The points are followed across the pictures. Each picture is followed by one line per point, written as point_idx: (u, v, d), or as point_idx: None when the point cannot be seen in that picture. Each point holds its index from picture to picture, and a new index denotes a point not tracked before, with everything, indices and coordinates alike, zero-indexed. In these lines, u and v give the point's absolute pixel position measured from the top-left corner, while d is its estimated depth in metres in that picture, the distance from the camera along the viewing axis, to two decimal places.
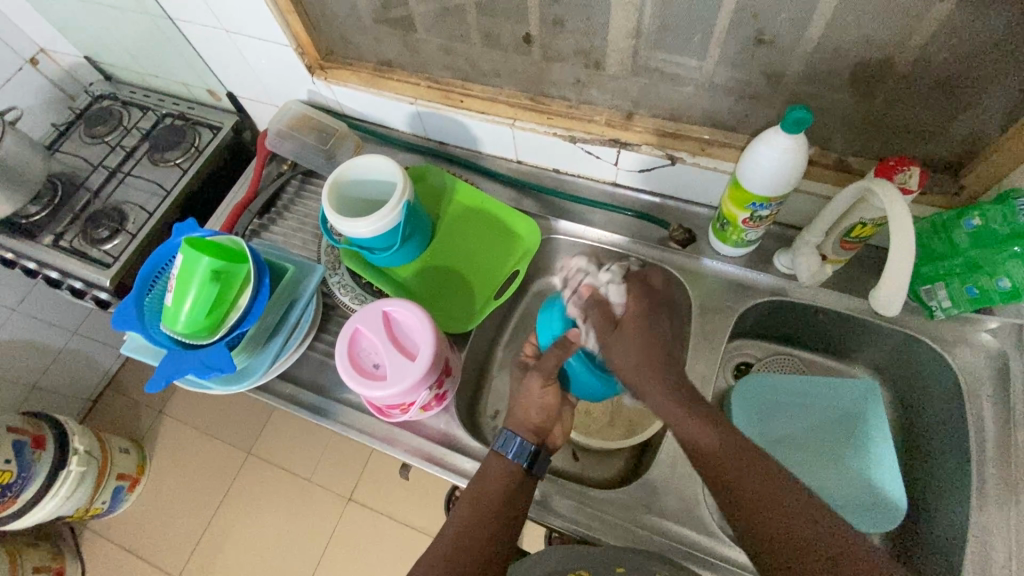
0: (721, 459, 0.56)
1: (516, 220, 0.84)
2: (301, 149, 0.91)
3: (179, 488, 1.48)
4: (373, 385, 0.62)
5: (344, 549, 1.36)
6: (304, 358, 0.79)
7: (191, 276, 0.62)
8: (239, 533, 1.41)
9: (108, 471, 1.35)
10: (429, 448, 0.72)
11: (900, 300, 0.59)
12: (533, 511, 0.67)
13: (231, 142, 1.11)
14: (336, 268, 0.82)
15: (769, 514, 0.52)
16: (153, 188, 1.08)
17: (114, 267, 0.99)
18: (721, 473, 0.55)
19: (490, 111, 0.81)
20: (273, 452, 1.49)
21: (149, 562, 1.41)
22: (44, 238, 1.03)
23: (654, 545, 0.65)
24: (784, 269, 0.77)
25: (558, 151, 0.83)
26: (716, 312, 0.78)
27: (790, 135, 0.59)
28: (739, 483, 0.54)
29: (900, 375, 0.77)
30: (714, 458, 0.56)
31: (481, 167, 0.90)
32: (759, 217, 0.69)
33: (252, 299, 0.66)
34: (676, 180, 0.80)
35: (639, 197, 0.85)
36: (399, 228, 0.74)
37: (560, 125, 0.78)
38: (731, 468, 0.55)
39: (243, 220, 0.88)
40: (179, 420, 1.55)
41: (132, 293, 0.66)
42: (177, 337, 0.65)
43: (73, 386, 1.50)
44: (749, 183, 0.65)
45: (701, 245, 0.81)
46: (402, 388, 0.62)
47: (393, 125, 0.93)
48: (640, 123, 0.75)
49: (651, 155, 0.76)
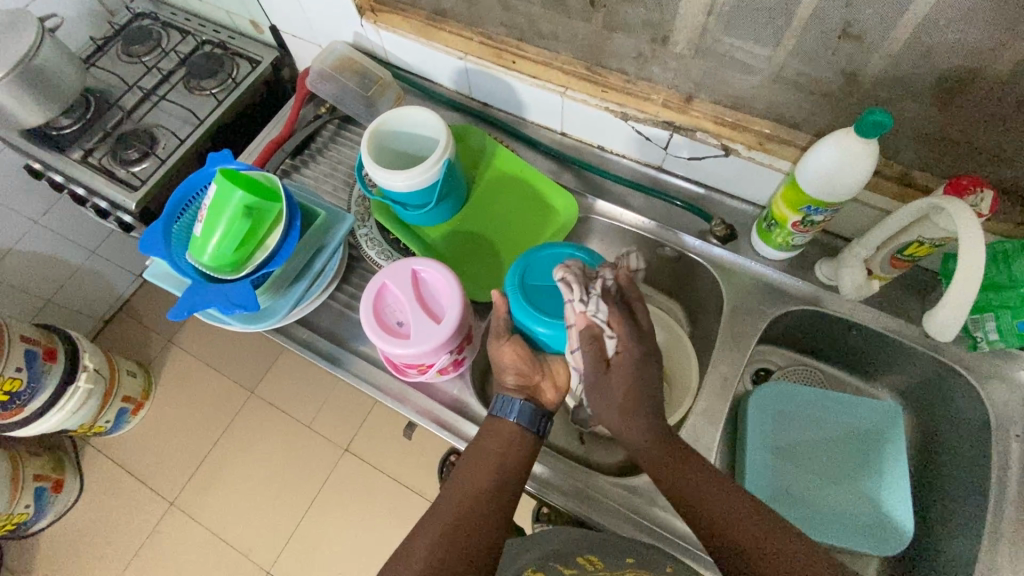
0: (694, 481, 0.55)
1: (554, 194, 0.81)
2: (341, 93, 0.89)
3: (182, 417, 1.50)
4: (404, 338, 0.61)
5: (335, 498, 1.39)
6: (323, 306, 0.78)
7: (222, 208, 0.61)
8: (233, 468, 1.43)
9: (114, 391, 1.38)
10: (439, 411, 0.71)
11: (960, 312, 0.56)
12: (537, 488, 0.67)
13: (268, 77, 1.08)
14: (365, 221, 0.81)
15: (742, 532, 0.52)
16: (186, 116, 1.06)
17: (140, 191, 0.98)
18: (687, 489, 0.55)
19: (542, 77, 0.78)
20: (277, 394, 1.50)
21: (146, 484, 1.44)
22: (74, 153, 1.02)
23: (655, 538, 0.64)
24: (825, 279, 0.74)
25: (606, 127, 0.79)
26: (748, 314, 0.75)
27: (864, 138, 0.56)
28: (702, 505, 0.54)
29: (924, 402, 0.76)
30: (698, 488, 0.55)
31: (523, 135, 0.87)
32: (811, 221, 0.66)
33: (281, 240, 0.65)
34: (725, 173, 0.76)
35: (683, 186, 0.82)
36: (435, 187, 0.71)
37: (614, 100, 0.75)
38: (696, 487, 0.55)
39: (275, 159, 0.87)
40: (188, 351, 1.56)
41: (161, 217, 0.64)
42: (202, 269, 0.63)
43: (88, 304, 1.52)
44: (808, 186, 0.62)
45: (741, 244, 0.78)
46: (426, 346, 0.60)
47: (438, 80, 0.90)
48: (698, 108, 0.71)
49: (704, 143, 0.72)
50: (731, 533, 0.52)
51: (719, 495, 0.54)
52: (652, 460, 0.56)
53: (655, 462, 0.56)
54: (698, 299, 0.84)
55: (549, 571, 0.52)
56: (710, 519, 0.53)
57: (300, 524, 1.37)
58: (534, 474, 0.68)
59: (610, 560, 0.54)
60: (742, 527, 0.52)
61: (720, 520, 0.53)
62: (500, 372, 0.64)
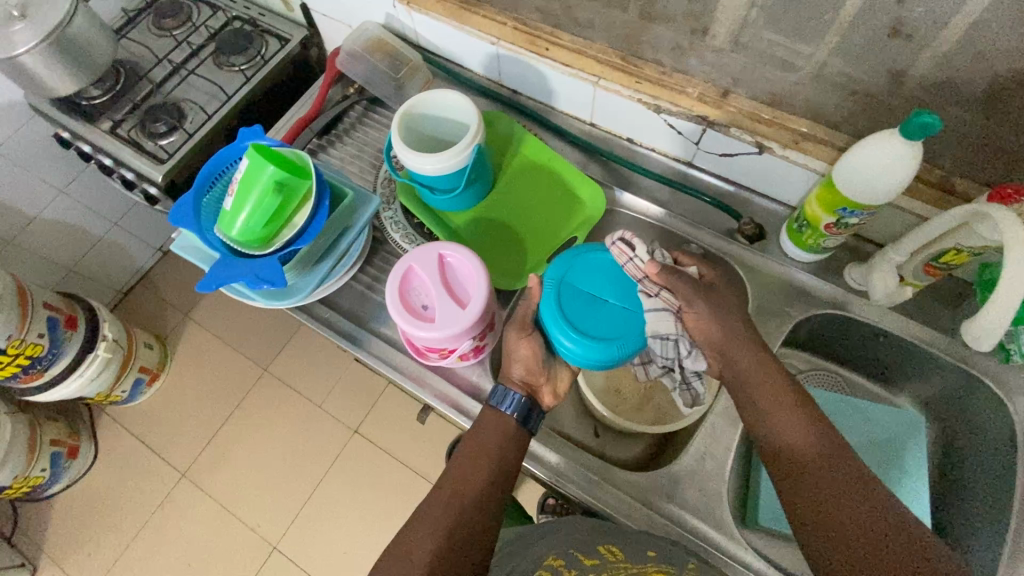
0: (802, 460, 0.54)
1: (581, 185, 0.81)
2: (371, 74, 0.88)
3: (195, 390, 1.52)
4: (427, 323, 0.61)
5: (342, 479, 1.40)
6: (346, 287, 0.78)
7: (253, 184, 0.61)
8: (244, 443, 1.45)
9: (131, 362, 1.40)
10: (457, 396, 0.72)
11: (1004, 322, 0.55)
12: (553, 478, 0.67)
13: (297, 55, 1.08)
14: (390, 203, 0.81)
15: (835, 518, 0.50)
16: (214, 91, 1.05)
17: (167, 164, 0.98)
18: (792, 464, 0.54)
19: (575, 65, 0.76)
20: (289, 373, 1.52)
21: (158, 454, 1.46)
22: (103, 123, 1.02)
23: (669, 534, 0.64)
24: (854, 284, 0.73)
25: (638, 119, 0.78)
26: (772, 316, 0.74)
27: (908, 141, 0.54)
28: (804, 482, 0.53)
29: (946, 414, 0.74)
30: (808, 459, 0.54)
31: (552, 124, 0.86)
32: (845, 224, 0.65)
33: (310, 218, 0.65)
34: (757, 171, 0.75)
35: (712, 182, 0.81)
36: (465, 171, 0.71)
37: (647, 92, 0.73)
38: (804, 462, 0.54)
39: (303, 137, 0.87)
40: (204, 326, 1.58)
41: (191, 190, 0.65)
42: (230, 243, 0.64)
43: (108, 276, 1.54)
44: (844, 187, 0.61)
45: (769, 244, 0.77)
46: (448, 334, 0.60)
47: (468, 65, 0.89)
48: (734, 104, 0.70)
49: (738, 140, 0.70)
50: (825, 514, 0.51)
51: (823, 479, 0.52)
52: (771, 437, 0.56)
53: (773, 432, 0.56)
54: None
55: (569, 559, 0.54)
56: (801, 496, 0.52)
57: (308, 502, 1.39)
58: (550, 464, 0.68)
59: (629, 550, 0.55)
60: (835, 513, 0.50)
61: (815, 500, 0.51)
62: (509, 363, 0.65)
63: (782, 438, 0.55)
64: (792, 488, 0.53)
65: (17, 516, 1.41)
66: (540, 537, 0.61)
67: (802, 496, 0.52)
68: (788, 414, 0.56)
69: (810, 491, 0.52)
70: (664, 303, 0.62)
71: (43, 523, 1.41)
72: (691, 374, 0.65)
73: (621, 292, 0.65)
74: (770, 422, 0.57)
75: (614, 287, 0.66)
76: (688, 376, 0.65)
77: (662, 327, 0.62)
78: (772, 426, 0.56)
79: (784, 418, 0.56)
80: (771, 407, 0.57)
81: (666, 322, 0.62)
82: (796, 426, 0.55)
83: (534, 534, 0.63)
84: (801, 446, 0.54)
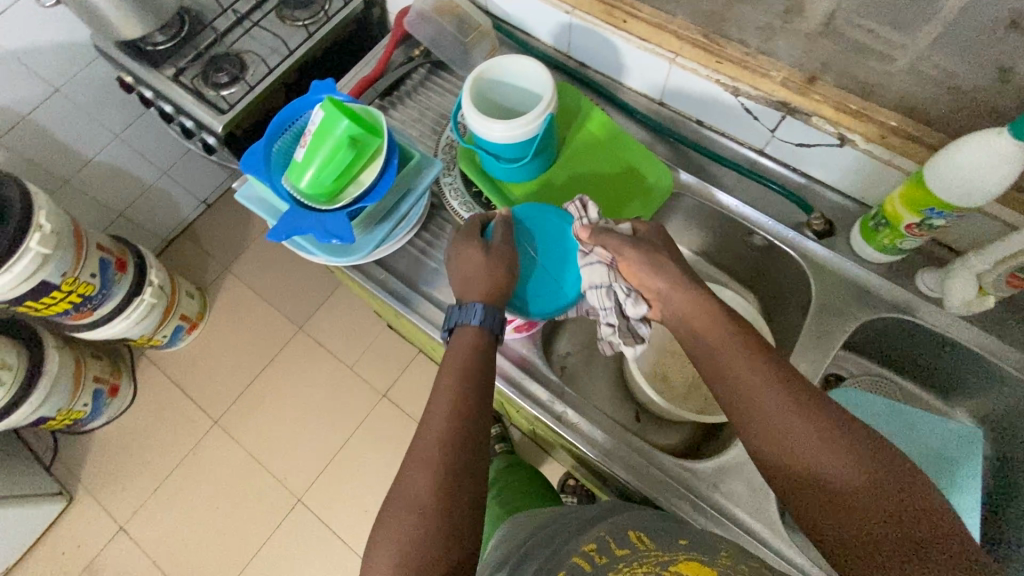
0: (796, 444, 0.48)
1: (648, 164, 0.78)
2: (439, 36, 0.87)
3: (231, 342, 1.56)
4: (459, 268, 0.64)
5: (368, 439, 1.43)
6: (401, 250, 0.78)
7: (326, 136, 0.60)
8: (275, 397, 1.49)
9: (173, 309, 1.43)
10: (506, 367, 0.71)
11: None
12: (599, 457, 0.67)
13: (360, 14, 1.07)
14: (450, 169, 0.80)
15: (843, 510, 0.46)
16: (276, 45, 1.05)
17: (227, 115, 0.98)
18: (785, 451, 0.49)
19: (653, 39, 0.73)
20: (322, 332, 1.54)
21: (194, 399, 1.51)
22: (167, 70, 1.02)
23: (715, 524, 0.63)
24: (926, 290, 0.70)
25: (712, 102, 0.75)
26: (835, 315, 0.72)
27: (1017, 136, 0.52)
28: (802, 470, 0.48)
29: (1005, 431, 0.72)
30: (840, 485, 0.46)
31: (619, 100, 0.84)
32: (930, 225, 0.62)
33: (377, 176, 0.65)
34: (834, 165, 0.72)
35: (782, 172, 0.78)
36: (535, 140, 0.69)
37: (727, 72, 0.69)
38: (797, 446, 0.48)
39: (366, 97, 0.87)
40: (242, 280, 1.61)
41: (263, 139, 0.65)
42: (296, 196, 0.63)
43: (155, 224, 1.58)
44: (935, 186, 0.58)
45: (838, 241, 0.75)
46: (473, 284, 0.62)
47: (536, 34, 0.87)
48: (820, 91, 0.65)
49: (819, 129, 0.68)
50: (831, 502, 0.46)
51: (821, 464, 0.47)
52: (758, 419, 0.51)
53: (761, 415, 0.50)
54: (778, 293, 0.81)
55: (602, 544, 0.52)
56: (802, 487, 0.48)
57: (334, 458, 1.42)
58: (596, 442, 0.68)
59: (661, 539, 0.53)
60: (842, 502, 0.46)
61: (817, 490, 0.47)
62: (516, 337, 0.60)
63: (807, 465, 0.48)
64: (798, 488, 0.48)
65: (56, 448, 1.47)
66: (586, 517, 0.61)
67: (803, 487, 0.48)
68: (774, 392, 0.50)
69: (808, 479, 0.48)
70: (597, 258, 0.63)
71: (81, 457, 1.47)
72: (634, 322, 0.63)
73: (563, 272, 0.68)
74: (755, 402, 0.51)
75: (562, 260, 0.68)
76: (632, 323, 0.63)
77: (594, 278, 0.64)
78: (760, 409, 0.51)
79: (781, 415, 0.50)
80: (757, 388, 0.51)
81: (599, 272, 0.63)
82: (786, 409, 0.50)
83: (581, 516, 0.63)
84: (792, 426, 0.49)
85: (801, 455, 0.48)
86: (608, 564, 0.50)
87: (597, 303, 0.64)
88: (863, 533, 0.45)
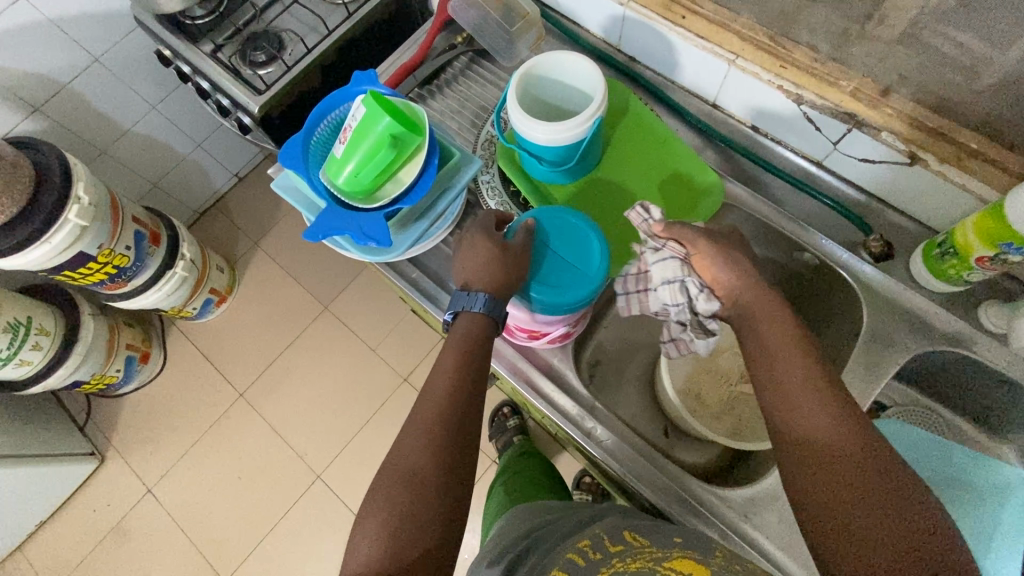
0: (785, 379, 0.51)
1: (697, 172, 0.75)
2: (483, 23, 0.83)
3: (259, 317, 1.57)
4: (464, 266, 0.61)
5: (388, 422, 1.45)
6: (434, 248, 0.76)
7: (367, 132, 0.58)
8: (299, 374, 1.51)
9: (203, 282, 1.45)
10: (536, 378, 0.70)
11: None
12: (627, 476, 0.65)
13: None
14: (489, 166, 0.77)
15: (812, 438, 0.48)
16: (315, 24, 1.02)
17: (264, 96, 0.96)
18: (775, 380, 0.51)
19: (713, 39, 0.69)
20: (347, 312, 1.55)
21: (221, 372, 1.54)
22: (205, 46, 1.00)
23: (744, 556, 0.61)
24: (991, 325, 0.65)
25: (771, 107, 0.70)
26: (886, 344, 0.68)
27: None
28: (785, 399, 0.50)
29: None
30: (837, 459, 0.46)
31: (670, 100, 0.79)
32: (1004, 259, 0.58)
33: (417, 176, 0.63)
34: (898, 184, 0.67)
35: (839, 187, 0.73)
36: (581, 143, 0.66)
37: (791, 78, 0.65)
38: (785, 381, 0.51)
39: (406, 85, 0.84)
40: (271, 256, 1.62)
41: (301, 131, 0.63)
42: (334, 191, 0.62)
43: (187, 195, 1.59)
44: (1016, 218, 0.53)
45: (894, 265, 0.70)
46: (488, 288, 0.59)
47: (586, 25, 0.83)
48: (894, 104, 0.62)
49: (888, 145, 0.63)
50: (803, 429, 0.48)
51: (803, 398, 0.49)
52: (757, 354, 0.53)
53: (761, 352, 0.53)
54: (823, 313, 0.77)
55: (594, 539, 0.50)
56: (778, 411, 0.50)
57: (353, 438, 1.44)
58: (624, 461, 0.66)
59: (655, 537, 0.50)
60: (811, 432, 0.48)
61: (793, 418, 0.49)
62: None
63: (806, 435, 0.48)
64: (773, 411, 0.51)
65: (90, 409, 1.52)
66: (592, 514, 0.59)
67: (781, 411, 0.50)
68: (782, 339, 0.53)
69: (786, 407, 0.50)
70: (671, 253, 0.59)
71: (112, 419, 1.52)
72: (705, 319, 0.59)
73: (575, 269, 0.62)
74: (760, 340, 0.54)
75: (573, 258, 0.62)
76: (702, 320, 0.59)
77: (666, 273, 0.58)
78: (762, 347, 0.53)
79: (781, 354, 0.52)
80: (765, 331, 0.54)
81: (672, 267, 0.58)
82: (787, 353, 0.52)
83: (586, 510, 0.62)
84: (784, 365, 0.51)
85: (787, 387, 0.50)
86: (602, 558, 0.47)
87: (669, 299, 0.59)
88: (824, 463, 0.46)
